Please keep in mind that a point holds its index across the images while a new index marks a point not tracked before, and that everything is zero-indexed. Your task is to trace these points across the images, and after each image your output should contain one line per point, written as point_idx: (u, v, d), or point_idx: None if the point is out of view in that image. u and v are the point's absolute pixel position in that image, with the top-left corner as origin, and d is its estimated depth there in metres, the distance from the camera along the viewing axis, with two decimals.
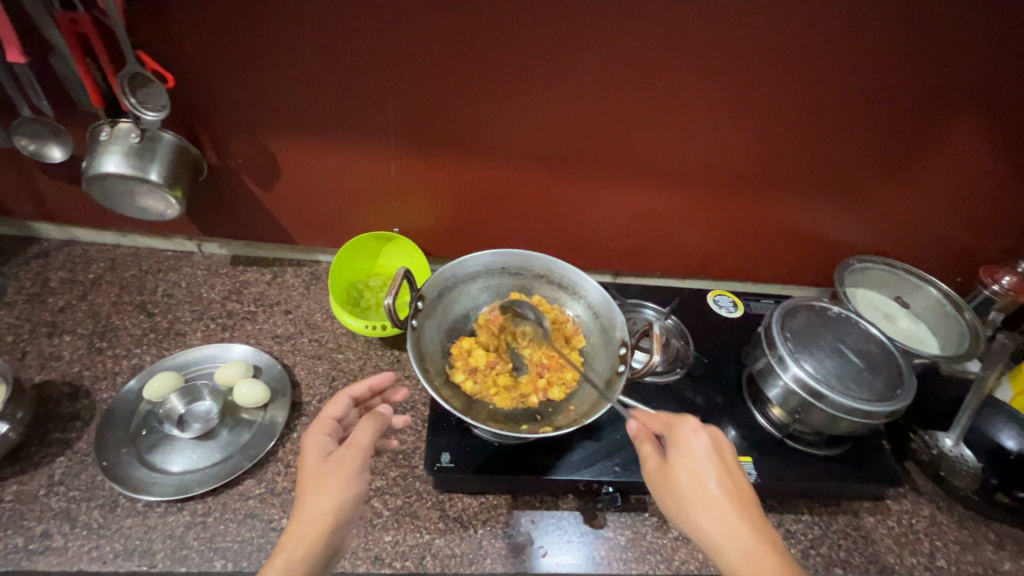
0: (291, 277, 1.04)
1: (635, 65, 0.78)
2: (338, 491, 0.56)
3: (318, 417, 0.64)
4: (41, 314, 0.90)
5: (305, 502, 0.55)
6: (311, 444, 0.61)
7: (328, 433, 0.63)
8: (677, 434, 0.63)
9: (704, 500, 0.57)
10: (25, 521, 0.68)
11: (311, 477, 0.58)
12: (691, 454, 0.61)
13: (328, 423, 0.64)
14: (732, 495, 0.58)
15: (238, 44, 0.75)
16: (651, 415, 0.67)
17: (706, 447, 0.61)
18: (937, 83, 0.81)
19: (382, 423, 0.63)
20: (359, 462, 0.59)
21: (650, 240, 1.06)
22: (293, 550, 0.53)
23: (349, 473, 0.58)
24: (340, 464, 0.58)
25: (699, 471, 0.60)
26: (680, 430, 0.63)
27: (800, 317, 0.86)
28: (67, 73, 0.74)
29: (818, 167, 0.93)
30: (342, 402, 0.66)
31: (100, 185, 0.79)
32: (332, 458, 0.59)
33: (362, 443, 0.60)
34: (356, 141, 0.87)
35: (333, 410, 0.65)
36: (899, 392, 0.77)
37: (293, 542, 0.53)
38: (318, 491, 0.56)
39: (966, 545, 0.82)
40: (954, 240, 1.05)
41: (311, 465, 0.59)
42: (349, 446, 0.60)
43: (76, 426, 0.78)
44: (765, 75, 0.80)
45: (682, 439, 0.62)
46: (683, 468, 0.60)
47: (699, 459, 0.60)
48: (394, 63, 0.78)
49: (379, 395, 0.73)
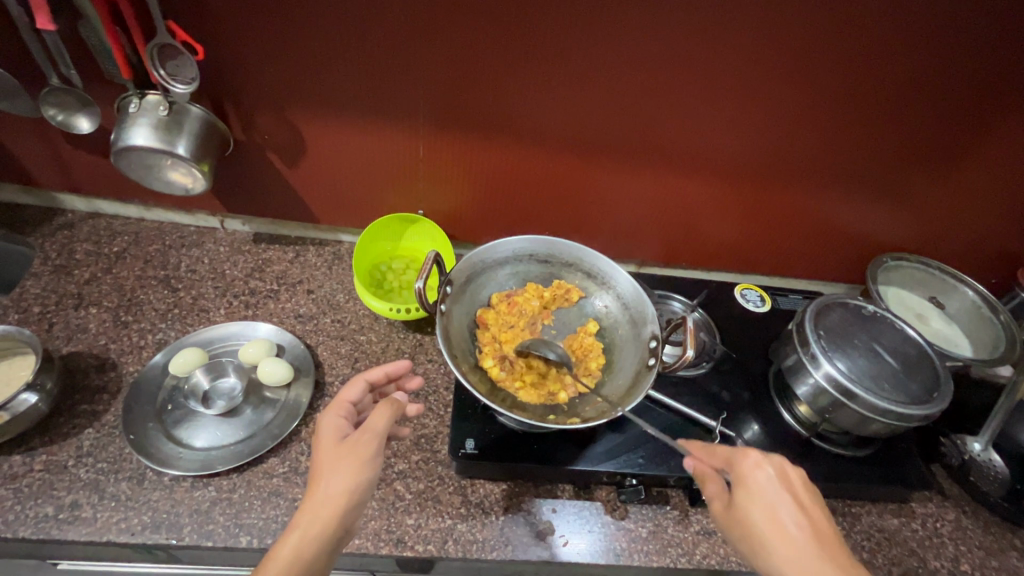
0: (313, 256, 1.03)
1: (676, 49, 0.75)
2: (352, 476, 0.56)
3: (335, 399, 0.64)
4: (67, 286, 0.91)
5: (318, 485, 0.55)
6: (326, 425, 0.61)
7: (344, 415, 0.62)
8: (741, 470, 0.61)
9: (787, 546, 0.55)
10: (54, 491, 0.69)
11: (325, 460, 0.57)
12: (761, 488, 0.59)
13: (344, 407, 0.63)
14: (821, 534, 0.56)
15: (268, 17, 0.73)
16: (710, 452, 0.65)
17: (774, 480, 0.59)
18: (993, 77, 0.77)
19: (397, 409, 0.62)
20: (374, 448, 0.58)
21: (679, 231, 1.04)
22: (305, 528, 0.53)
23: (361, 458, 0.57)
24: (355, 448, 0.58)
25: (776, 509, 0.57)
26: (744, 465, 0.61)
27: (834, 314, 0.84)
28: (96, 42, 0.72)
29: (859, 162, 0.90)
30: (359, 386, 0.65)
31: (128, 158, 0.79)
32: (348, 441, 0.58)
33: (377, 429, 0.60)
34: (385, 121, 0.86)
35: (350, 393, 0.64)
36: (934, 396, 0.75)
37: (305, 521, 0.53)
38: (331, 475, 0.56)
39: (992, 551, 0.81)
40: (993, 241, 1.01)
41: (326, 449, 0.59)
42: (365, 431, 0.59)
43: (103, 398, 0.78)
44: (812, 64, 0.77)
45: (747, 476, 0.60)
46: (754, 505, 0.58)
47: (773, 496, 0.58)
48: (426, 41, 0.76)
49: (394, 381, 0.72)
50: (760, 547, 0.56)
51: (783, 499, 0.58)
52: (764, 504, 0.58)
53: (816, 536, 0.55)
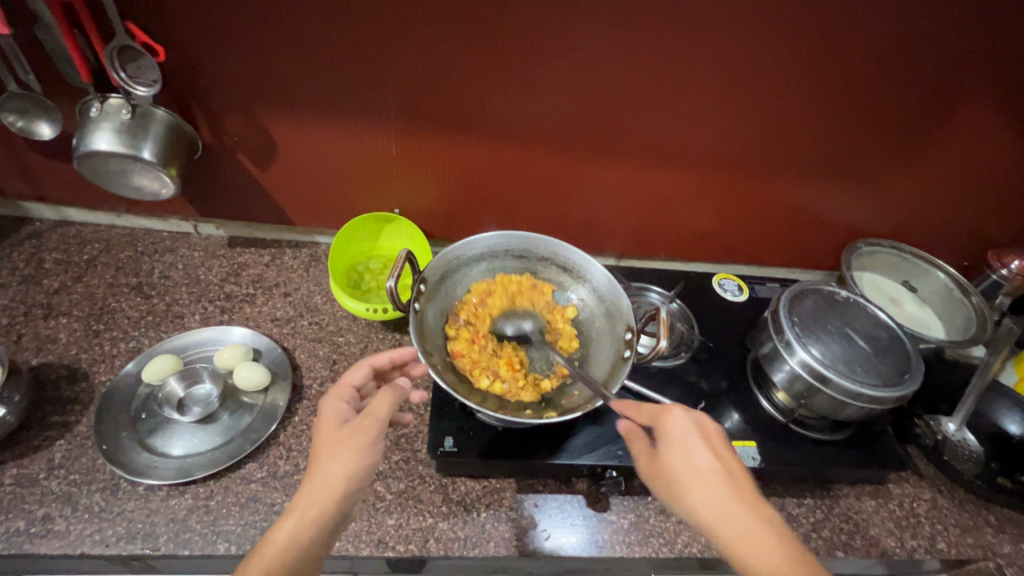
0: (290, 259, 1.02)
1: (643, 42, 0.76)
2: (352, 460, 0.54)
3: (338, 382, 0.63)
4: (36, 296, 0.89)
5: (318, 468, 0.54)
6: (328, 409, 0.60)
7: (345, 400, 0.61)
8: (665, 425, 0.58)
9: (709, 495, 0.53)
10: (25, 505, 0.67)
11: (326, 443, 0.56)
12: (676, 439, 0.56)
13: (346, 390, 0.62)
14: (727, 475, 0.54)
15: (231, 16, 0.72)
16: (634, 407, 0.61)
17: (691, 430, 0.56)
18: (959, 62, 0.78)
19: (400, 396, 0.59)
20: (374, 434, 0.56)
21: (656, 222, 1.04)
22: (303, 511, 0.51)
23: (363, 443, 0.56)
24: (355, 433, 0.56)
25: (693, 457, 0.55)
26: (663, 418, 0.58)
27: (808, 300, 0.85)
28: (53, 45, 0.71)
29: (829, 148, 0.91)
30: (362, 370, 0.64)
31: (91, 164, 0.77)
32: (348, 426, 0.57)
33: (379, 414, 0.58)
34: (356, 121, 0.85)
35: (352, 378, 0.63)
36: (907, 377, 0.76)
37: (303, 505, 0.52)
38: (331, 457, 0.54)
39: (967, 528, 0.82)
40: (964, 224, 1.03)
41: (327, 431, 0.57)
42: (365, 416, 0.57)
43: (75, 409, 0.77)
44: (778, 54, 0.77)
45: (665, 429, 0.58)
46: (676, 462, 0.55)
47: (691, 446, 0.56)
48: (394, 37, 0.75)
49: (399, 367, 0.71)
50: (678, 498, 0.54)
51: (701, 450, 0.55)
52: (680, 460, 0.55)
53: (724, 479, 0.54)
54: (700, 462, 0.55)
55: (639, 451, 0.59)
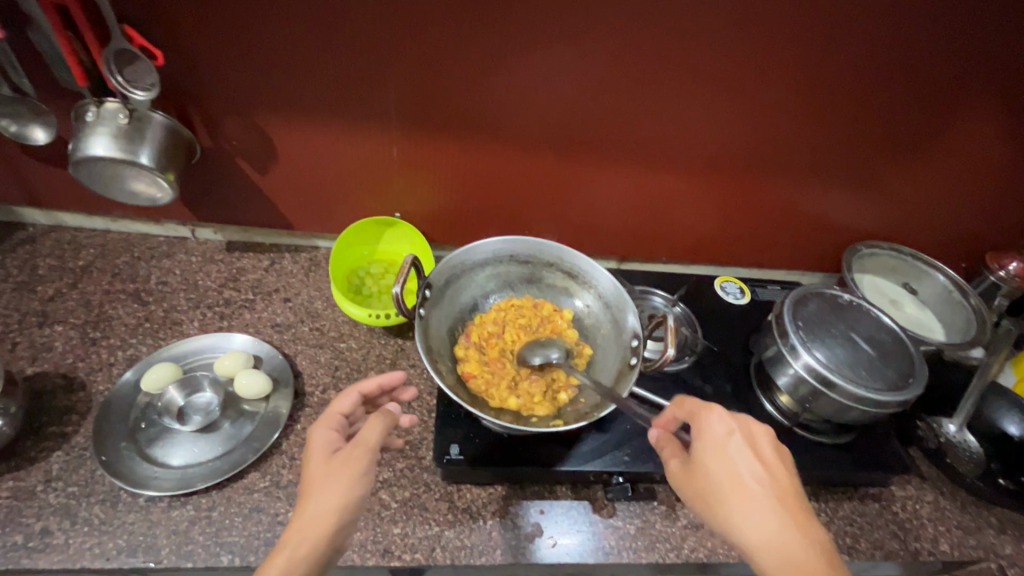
0: (289, 264, 1.01)
1: (647, 46, 0.76)
2: (344, 491, 0.54)
3: (326, 411, 0.61)
4: (30, 303, 0.87)
5: (308, 502, 0.53)
6: (317, 439, 0.58)
7: (335, 429, 0.60)
8: (700, 424, 0.58)
9: (739, 497, 0.52)
10: (23, 518, 0.66)
11: (314, 476, 0.55)
12: (718, 441, 0.56)
13: (336, 419, 0.61)
14: (772, 486, 0.53)
15: (233, 20, 0.71)
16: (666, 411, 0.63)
17: (737, 434, 0.56)
18: (959, 67, 0.79)
19: (390, 421, 0.60)
20: (366, 462, 0.56)
21: (658, 225, 1.04)
22: (294, 548, 0.50)
23: (354, 473, 0.55)
24: (346, 463, 0.55)
25: (737, 464, 0.55)
26: (703, 419, 0.58)
27: (812, 304, 0.85)
28: (48, 49, 0.69)
29: (830, 152, 0.91)
30: (352, 398, 0.63)
31: (87, 169, 0.76)
32: (338, 456, 0.56)
33: (370, 442, 0.58)
34: (357, 125, 0.84)
35: (341, 406, 0.62)
36: (910, 381, 0.77)
37: (293, 542, 0.51)
38: (323, 491, 0.53)
39: (969, 530, 0.83)
40: (962, 226, 1.04)
41: (315, 463, 0.56)
42: (357, 444, 0.57)
43: (72, 419, 0.75)
44: (782, 58, 0.77)
45: (704, 427, 0.57)
46: (716, 465, 0.55)
47: (732, 451, 0.55)
48: (396, 41, 0.74)
49: (388, 393, 0.70)
50: (716, 506, 0.53)
51: (738, 451, 0.55)
52: (714, 458, 0.55)
53: (763, 491, 0.53)
54: (741, 466, 0.54)
55: (671, 456, 0.59)
